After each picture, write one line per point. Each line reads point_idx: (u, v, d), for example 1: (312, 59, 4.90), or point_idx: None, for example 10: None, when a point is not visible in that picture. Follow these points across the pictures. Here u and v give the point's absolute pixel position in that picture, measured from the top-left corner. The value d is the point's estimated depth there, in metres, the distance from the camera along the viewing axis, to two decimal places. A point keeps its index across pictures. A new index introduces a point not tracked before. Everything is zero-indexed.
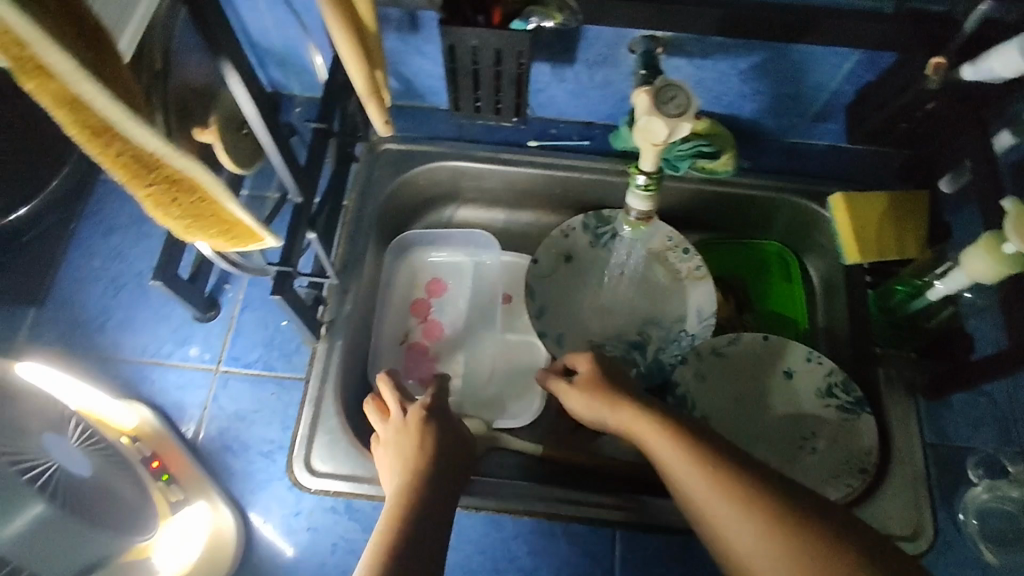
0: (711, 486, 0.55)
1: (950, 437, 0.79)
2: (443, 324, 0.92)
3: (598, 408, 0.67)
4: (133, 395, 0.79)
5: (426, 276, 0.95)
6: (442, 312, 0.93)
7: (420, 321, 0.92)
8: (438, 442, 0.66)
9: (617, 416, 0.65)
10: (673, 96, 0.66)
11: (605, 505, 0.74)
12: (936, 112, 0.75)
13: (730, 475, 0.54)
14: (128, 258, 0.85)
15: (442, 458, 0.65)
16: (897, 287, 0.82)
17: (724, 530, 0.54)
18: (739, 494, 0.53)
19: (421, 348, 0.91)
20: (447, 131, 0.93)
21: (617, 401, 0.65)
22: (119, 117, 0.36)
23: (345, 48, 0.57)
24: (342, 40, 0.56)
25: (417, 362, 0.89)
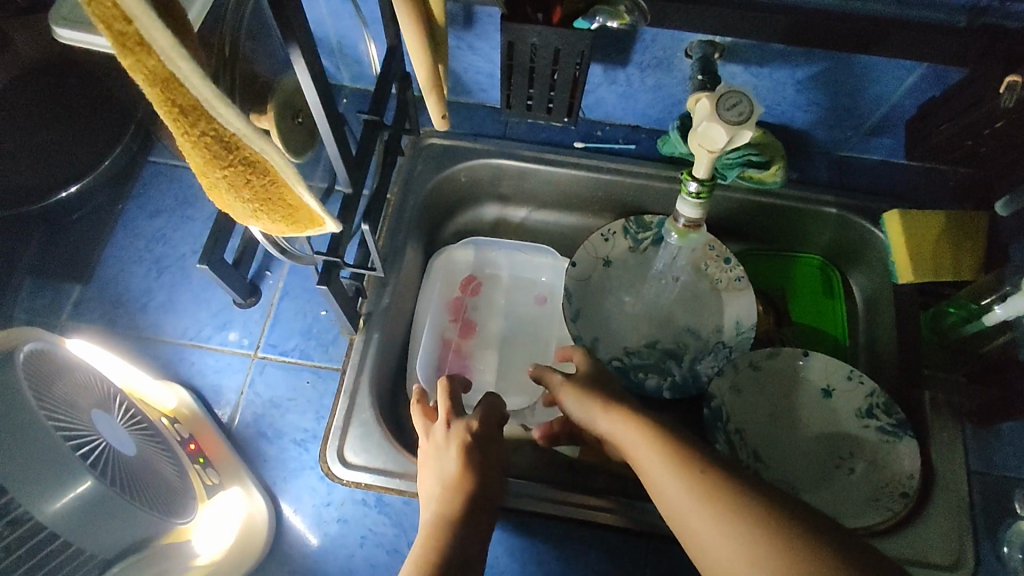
0: (705, 503, 0.52)
1: (998, 467, 0.77)
2: (477, 323, 0.92)
3: (589, 405, 0.66)
4: (171, 376, 0.79)
5: (462, 273, 0.94)
6: (477, 311, 0.93)
7: (453, 319, 0.92)
8: (479, 472, 0.63)
9: (607, 412, 0.64)
10: (736, 103, 0.64)
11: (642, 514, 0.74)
12: (1004, 132, 0.73)
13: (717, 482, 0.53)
14: (171, 241, 0.86)
15: (482, 490, 0.63)
16: (950, 309, 0.79)
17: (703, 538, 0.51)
18: (729, 510, 0.50)
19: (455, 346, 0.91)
20: (491, 129, 0.93)
21: (606, 401, 0.65)
22: (208, 99, 0.35)
23: (411, 37, 0.56)
24: (410, 31, 0.56)
25: (450, 360, 0.89)
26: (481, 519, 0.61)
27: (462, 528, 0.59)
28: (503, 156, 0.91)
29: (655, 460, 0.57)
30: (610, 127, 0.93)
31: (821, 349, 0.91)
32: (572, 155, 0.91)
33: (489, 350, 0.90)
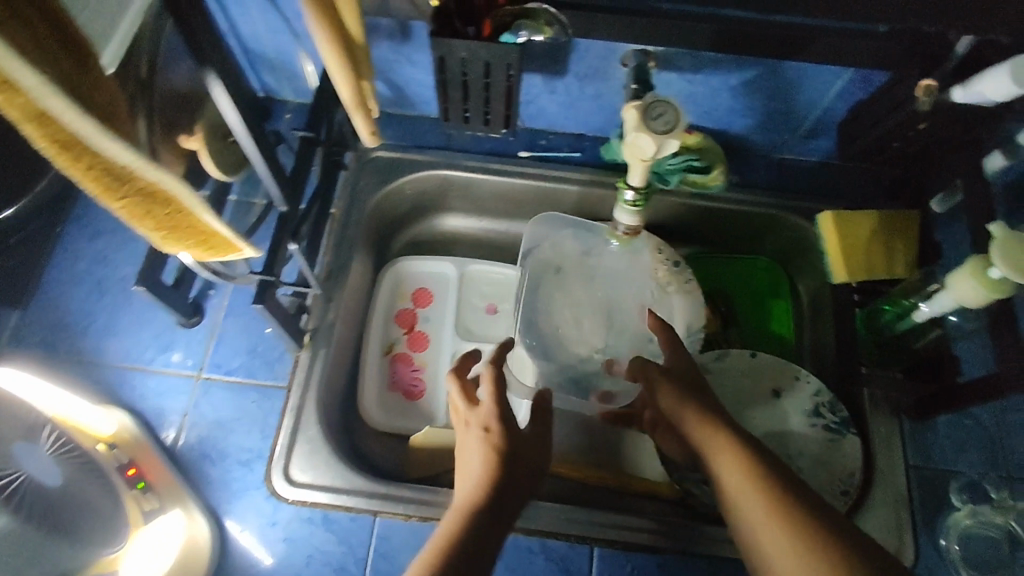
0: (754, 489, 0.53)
1: (935, 460, 0.78)
2: (428, 334, 0.91)
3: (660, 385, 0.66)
4: (113, 400, 0.78)
5: (413, 285, 0.94)
6: (428, 323, 0.92)
7: (406, 332, 0.91)
8: (507, 472, 0.55)
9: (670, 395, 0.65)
10: (663, 112, 0.65)
11: (645, 530, 0.75)
12: (929, 132, 0.75)
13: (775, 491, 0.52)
14: (112, 262, 0.85)
15: (505, 494, 0.54)
16: (885, 307, 0.81)
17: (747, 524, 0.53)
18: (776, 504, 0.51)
19: (407, 358, 0.90)
20: (435, 140, 0.93)
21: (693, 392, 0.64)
22: (89, 133, 0.37)
23: (328, 52, 0.56)
24: (325, 47, 0.56)
25: (402, 371, 0.89)
26: (499, 529, 0.51)
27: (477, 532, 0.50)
28: (448, 168, 0.91)
29: (735, 472, 0.55)
30: (554, 136, 0.94)
31: (769, 349, 0.92)
32: (517, 164, 0.91)
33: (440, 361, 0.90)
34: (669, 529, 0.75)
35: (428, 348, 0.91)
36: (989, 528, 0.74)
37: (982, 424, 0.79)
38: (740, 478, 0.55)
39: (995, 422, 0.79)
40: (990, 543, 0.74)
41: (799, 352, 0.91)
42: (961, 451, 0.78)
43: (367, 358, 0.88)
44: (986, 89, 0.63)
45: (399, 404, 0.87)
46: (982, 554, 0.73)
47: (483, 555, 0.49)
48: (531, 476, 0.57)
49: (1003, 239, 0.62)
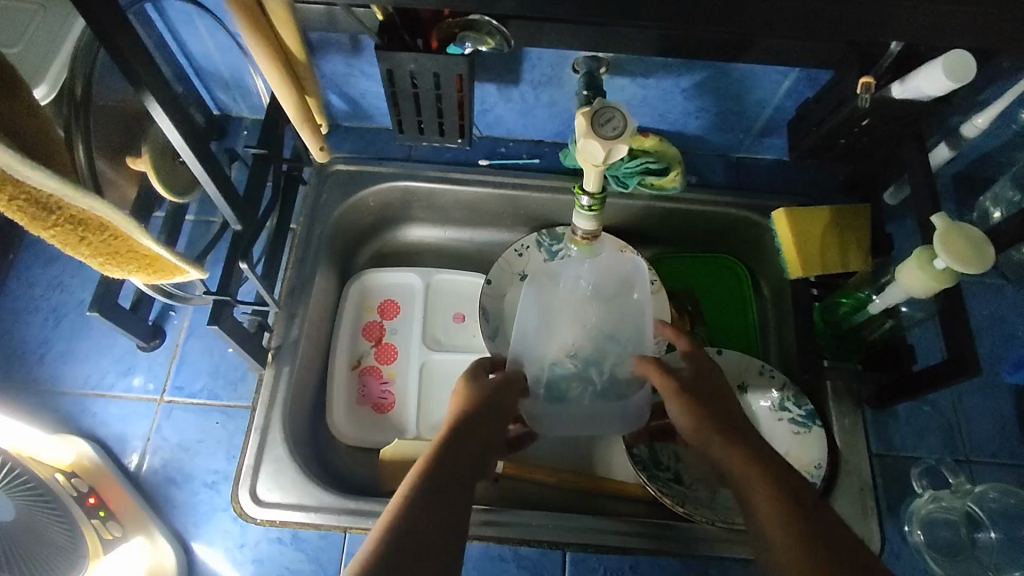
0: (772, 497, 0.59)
1: (896, 447, 0.80)
2: (397, 346, 0.91)
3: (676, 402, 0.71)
4: (72, 429, 0.77)
5: (380, 298, 0.94)
6: (395, 335, 0.92)
7: (374, 345, 0.91)
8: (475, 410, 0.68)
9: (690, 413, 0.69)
10: (610, 118, 0.66)
11: (627, 532, 0.75)
12: (873, 128, 0.76)
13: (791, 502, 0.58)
14: (68, 288, 0.83)
15: (476, 426, 0.67)
16: (841, 300, 0.82)
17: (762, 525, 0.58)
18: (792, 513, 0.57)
19: (376, 371, 0.90)
20: (395, 152, 0.93)
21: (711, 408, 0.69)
22: (9, 163, 0.38)
23: (264, 59, 0.58)
24: (259, 52, 0.57)
25: (371, 385, 0.88)
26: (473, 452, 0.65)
27: (453, 452, 0.63)
28: (408, 179, 0.91)
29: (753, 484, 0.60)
30: (514, 143, 0.94)
31: (734, 346, 0.93)
32: (477, 173, 0.91)
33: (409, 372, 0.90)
34: (640, 529, 0.75)
35: (396, 360, 0.90)
36: (949, 511, 0.75)
37: (939, 409, 0.81)
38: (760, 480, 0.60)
39: (952, 407, 0.81)
40: (950, 527, 0.75)
41: (763, 346, 0.92)
42: (921, 437, 0.80)
43: (335, 372, 0.88)
44: (924, 84, 0.64)
45: (369, 418, 0.87)
46: (945, 538, 0.74)
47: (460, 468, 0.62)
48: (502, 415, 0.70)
49: (943, 230, 0.63)
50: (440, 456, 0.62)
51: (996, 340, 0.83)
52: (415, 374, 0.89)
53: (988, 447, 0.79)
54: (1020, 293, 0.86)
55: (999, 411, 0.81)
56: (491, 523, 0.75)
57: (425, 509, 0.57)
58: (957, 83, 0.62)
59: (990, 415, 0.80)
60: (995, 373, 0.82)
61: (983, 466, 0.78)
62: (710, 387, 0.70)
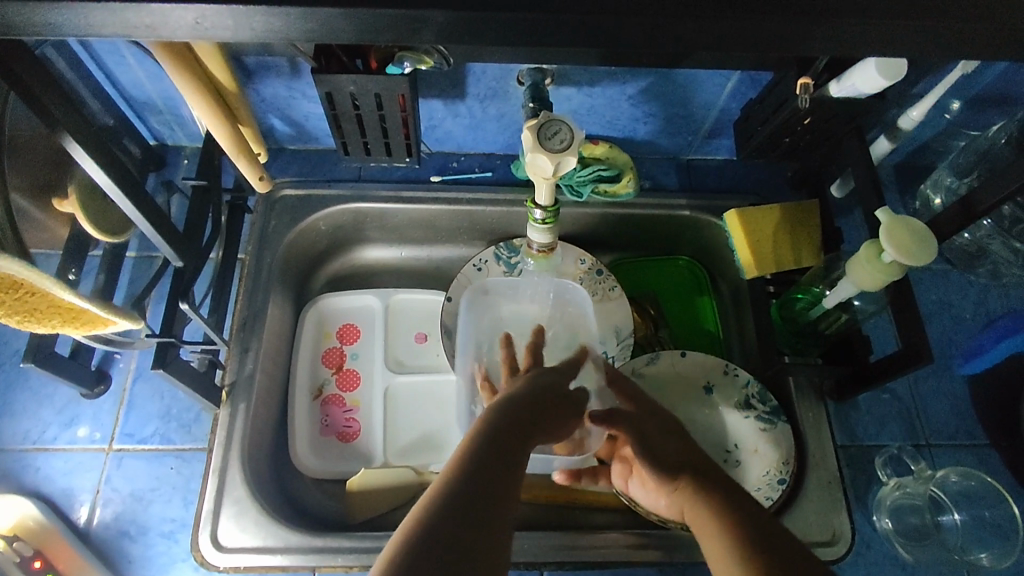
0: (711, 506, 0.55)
1: (860, 437, 0.81)
2: (359, 371, 0.89)
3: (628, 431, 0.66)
4: (13, 488, 0.72)
5: (338, 322, 0.91)
6: (357, 360, 0.89)
7: (335, 372, 0.88)
8: (534, 417, 0.57)
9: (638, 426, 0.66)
10: (557, 131, 0.66)
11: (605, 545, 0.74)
12: (815, 126, 0.78)
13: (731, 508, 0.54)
14: (2, 338, 0.79)
15: (515, 444, 0.53)
16: (798, 295, 0.84)
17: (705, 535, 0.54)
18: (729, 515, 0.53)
19: (339, 399, 0.87)
20: (344, 173, 0.91)
21: (660, 414, 0.67)
22: None
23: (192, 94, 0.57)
24: (182, 78, 0.56)
25: (335, 414, 0.86)
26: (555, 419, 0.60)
27: (488, 447, 0.52)
28: (359, 200, 0.89)
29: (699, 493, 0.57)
30: (465, 157, 0.93)
31: (699, 346, 0.93)
32: (429, 190, 0.90)
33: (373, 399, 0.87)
34: (619, 542, 0.74)
35: (359, 385, 0.88)
36: (914, 497, 0.76)
37: (898, 397, 0.82)
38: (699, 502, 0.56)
39: (910, 393, 0.83)
40: (915, 511, 0.76)
41: (726, 345, 0.92)
42: (883, 425, 0.81)
43: (294, 404, 0.85)
44: (859, 82, 0.65)
45: (336, 450, 0.84)
46: (910, 523, 0.76)
47: (511, 447, 0.53)
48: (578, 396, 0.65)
49: (889, 224, 0.65)
50: (475, 446, 0.51)
51: (946, 325, 0.86)
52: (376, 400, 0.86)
53: (945, 430, 0.81)
54: (965, 277, 0.88)
55: (953, 393, 0.83)
56: None
57: (441, 541, 0.44)
58: (889, 80, 0.64)
59: (946, 399, 0.83)
60: (946, 358, 0.84)
61: (942, 450, 0.80)
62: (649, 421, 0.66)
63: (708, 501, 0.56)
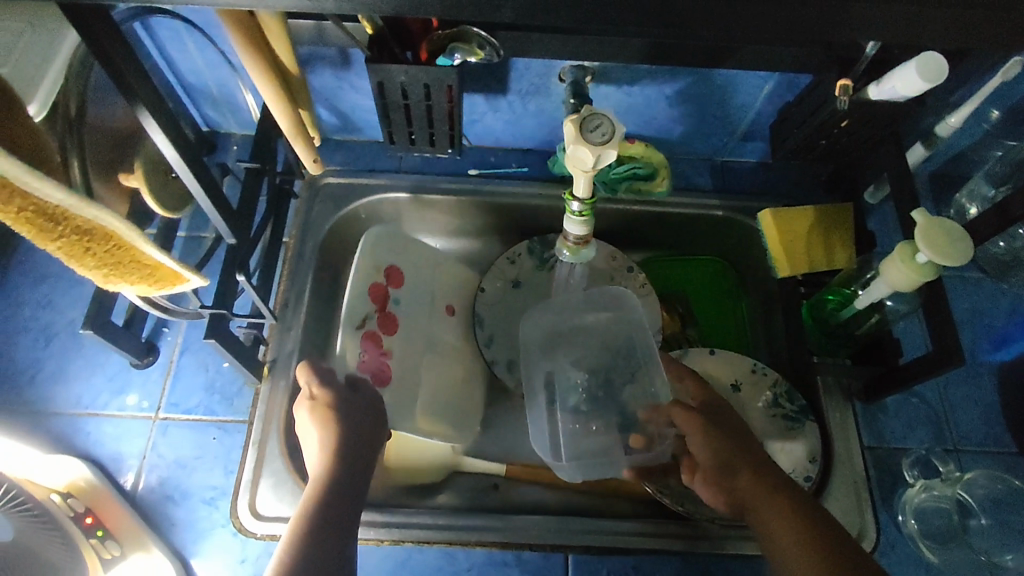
0: (789, 512, 0.62)
1: (888, 439, 0.81)
2: (399, 318, 0.82)
3: (703, 437, 0.70)
4: (64, 450, 0.76)
5: (388, 258, 0.83)
6: (397, 305, 0.83)
7: (378, 309, 0.80)
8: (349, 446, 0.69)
9: (706, 438, 0.70)
10: (598, 124, 0.67)
11: (628, 532, 0.75)
12: (853, 130, 0.79)
13: (804, 514, 0.62)
14: (58, 307, 0.83)
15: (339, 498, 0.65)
16: (829, 297, 0.84)
17: (776, 538, 0.61)
18: (802, 521, 0.61)
19: (376, 337, 0.79)
20: (386, 164, 0.94)
21: (734, 420, 0.72)
22: (18, 175, 0.40)
23: (260, 77, 0.60)
24: (249, 63, 0.58)
25: (372, 355, 0.78)
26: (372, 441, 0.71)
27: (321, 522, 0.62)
28: (399, 190, 0.91)
29: (767, 498, 0.64)
30: (502, 152, 0.95)
31: (726, 345, 0.94)
32: (466, 182, 0.92)
33: (406, 347, 0.83)
34: (647, 530, 0.75)
35: (395, 331, 0.82)
36: (941, 500, 0.77)
37: (927, 401, 0.83)
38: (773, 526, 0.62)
39: (939, 398, 0.83)
40: (942, 514, 0.76)
41: (754, 345, 0.93)
42: (911, 428, 0.82)
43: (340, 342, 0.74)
44: (899, 84, 0.66)
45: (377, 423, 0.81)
46: (937, 525, 0.76)
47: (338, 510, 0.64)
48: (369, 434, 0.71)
49: (924, 225, 0.66)
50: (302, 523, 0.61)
51: (978, 332, 0.86)
52: (412, 356, 0.83)
53: (974, 436, 0.81)
54: (999, 285, 0.88)
55: (984, 400, 0.83)
56: (493, 530, 0.75)
57: None
58: (931, 83, 0.65)
59: (975, 405, 0.83)
60: (977, 363, 0.84)
61: (971, 455, 0.80)
62: (721, 428, 0.70)
63: (778, 503, 0.63)
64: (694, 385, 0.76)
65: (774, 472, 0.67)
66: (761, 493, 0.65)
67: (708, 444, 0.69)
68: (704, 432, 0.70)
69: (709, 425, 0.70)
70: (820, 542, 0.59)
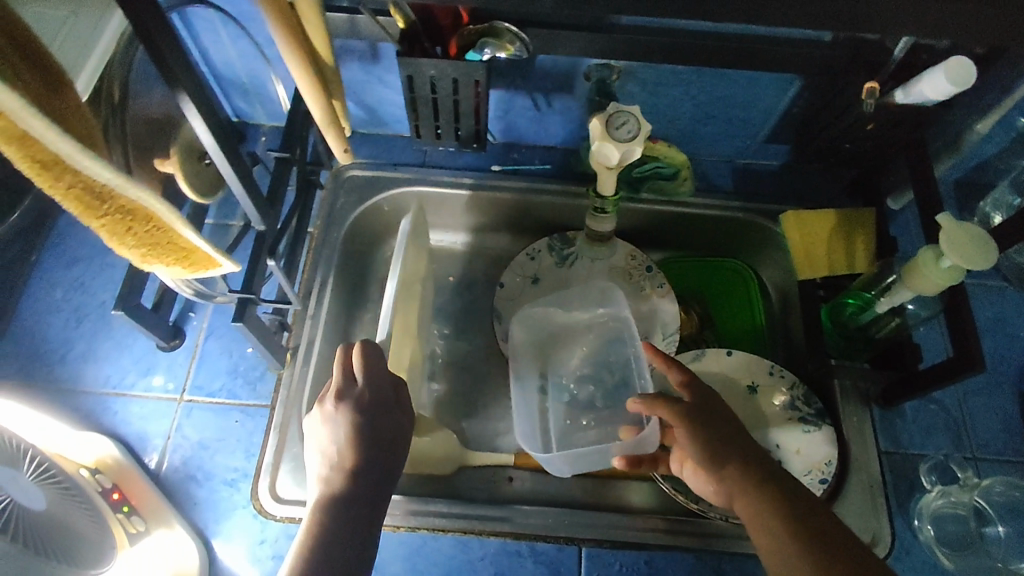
0: (781, 520, 0.56)
1: (905, 445, 0.81)
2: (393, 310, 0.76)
3: (689, 434, 0.65)
4: (92, 427, 0.78)
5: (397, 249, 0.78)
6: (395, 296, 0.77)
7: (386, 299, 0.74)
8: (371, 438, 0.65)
9: (692, 434, 0.64)
10: (625, 122, 0.68)
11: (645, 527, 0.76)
12: (878, 134, 0.79)
13: (798, 521, 0.56)
14: (89, 289, 0.85)
15: (359, 495, 0.62)
16: (847, 301, 0.84)
17: (769, 547, 0.56)
18: (793, 530, 0.55)
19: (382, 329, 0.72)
20: (410, 158, 0.95)
21: (719, 414, 0.66)
22: (70, 154, 0.39)
23: (297, 67, 0.61)
24: (287, 53, 0.59)
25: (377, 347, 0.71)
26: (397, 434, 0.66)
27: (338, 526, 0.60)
28: (423, 184, 0.93)
29: (756, 504, 0.59)
30: (525, 150, 0.96)
31: (743, 347, 0.94)
32: (489, 178, 0.93)
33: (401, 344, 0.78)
34: (664, 526, 0.76)
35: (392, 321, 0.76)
36: (958, 507, 0.77)
37: (946, 408, 0.82)
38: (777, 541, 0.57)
39: (958, 406, 0.82)
40: (957, 520, 0.76)
41: (772, 348, 0.93)
42: (929, 434, 0.81)
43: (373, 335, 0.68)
44: (927, 88, 0.67)
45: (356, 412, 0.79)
46: (952, 531, 0.76)
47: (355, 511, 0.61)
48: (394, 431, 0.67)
49: (947, 229, 0.66)
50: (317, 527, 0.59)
51: (1000, 341, 0.85)
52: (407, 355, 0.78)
53: (993, 445, 0.81)
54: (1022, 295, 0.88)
55: (1004, 409, 0.82)
56: (512, 520, 0.76)
57: None
58: (958, 88, 0.65)
59: (995, 413, 0.82)
60: (998, 371, 0.84)
61: (989, 463, 0.80)
62: (707, 425, 0.65)
63: (769, 509, 0.58)
64: (676, 375, 0.70)
65: (766, 473, 0.61)
66: (750, 495, 0.59)
67: (693, 441, 0.64)
68: (690, 429, 0.65)
69: (692, 423, 0.65)
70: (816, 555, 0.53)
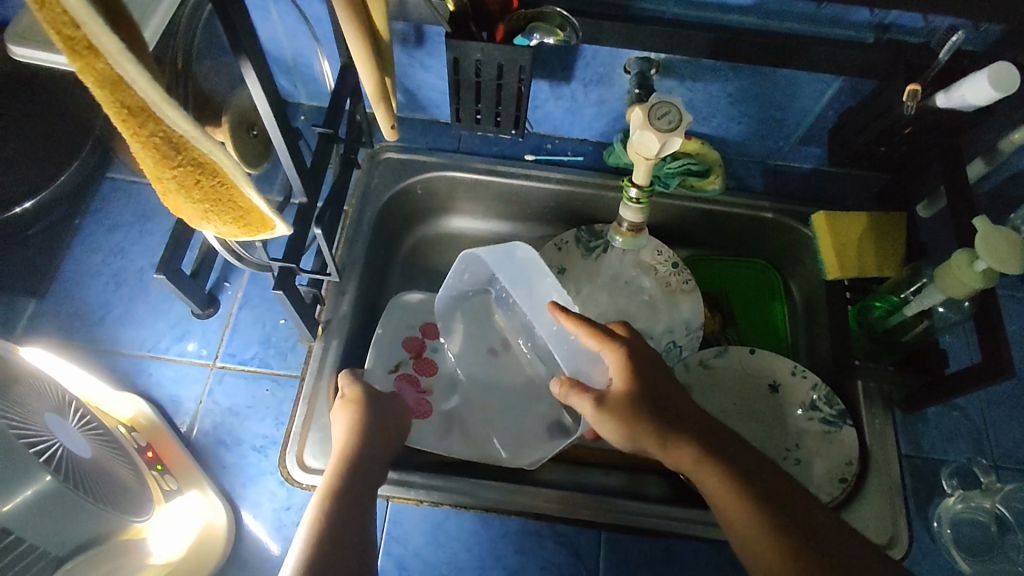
0: (731, 489, 0.59)
1: (927, 450, 0.81)
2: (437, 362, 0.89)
3: (622, 420, 0.66)
4: (127, 388, 0.79)
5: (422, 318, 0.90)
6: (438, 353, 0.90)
7: (413, 356, 0.89)
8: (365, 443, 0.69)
9: (626, 421, 0.66)
10: (666, 112, 0.69)
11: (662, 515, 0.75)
12: (914, 139, 0.79)
13: (752, 492, 0.58)
14: (128, 255, 0.87)
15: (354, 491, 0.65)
16: (875, 304, 0.85)
17: (736, 525, 0.57)
18: (748, 498, 0.58)
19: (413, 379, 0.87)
20: (445, 143, 0.97)
21: (657, 383, 0.68)
22: (156, 103, 0.41)
23: (354, 43, 0.62)
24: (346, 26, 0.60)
25: (407, 394, 0.86)
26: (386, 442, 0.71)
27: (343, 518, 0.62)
28: (457, 169, 0.94)
29: (712, 479, 0.60)
30: (558, 141, 0.98)
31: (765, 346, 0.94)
32: (521, 166, 0.94)
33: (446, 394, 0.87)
34: (681, 514, 0.75)
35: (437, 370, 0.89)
36: (979, 512, 0.77)
37: (969, 416, 0.83)
38: (735, 514, 0.58)
39: (981, 414, 0.83)
40: (978, 526, 0.76)
41: (794, 348, 0.94)
42: (951, 441, 0.82)
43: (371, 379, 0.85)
44: (969, 93, 0.67)
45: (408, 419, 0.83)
46: (971, 536, 0.76)
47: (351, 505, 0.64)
48: (388, 438, 0.72)
49: (984, 232, 0.66)
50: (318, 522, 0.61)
51: None
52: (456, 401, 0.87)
53: (1016, 454, 0.81)
54: None
55: None
56: (528, 501, 0.76)
57: None
58: (1002, 93, 0.65)
59: (1018, 423, 0.82)
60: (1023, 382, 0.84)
61: (1011, 472, 0.80)
62: (641, 403, 0.66)
63: (716, 470, 0.60)
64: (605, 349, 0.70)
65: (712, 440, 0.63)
66: (704, 466, 0.61)
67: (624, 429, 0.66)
68: (624, 416, 0.66)
69: (621, 409, 0.66)
70: (783, 527, 0.55)
